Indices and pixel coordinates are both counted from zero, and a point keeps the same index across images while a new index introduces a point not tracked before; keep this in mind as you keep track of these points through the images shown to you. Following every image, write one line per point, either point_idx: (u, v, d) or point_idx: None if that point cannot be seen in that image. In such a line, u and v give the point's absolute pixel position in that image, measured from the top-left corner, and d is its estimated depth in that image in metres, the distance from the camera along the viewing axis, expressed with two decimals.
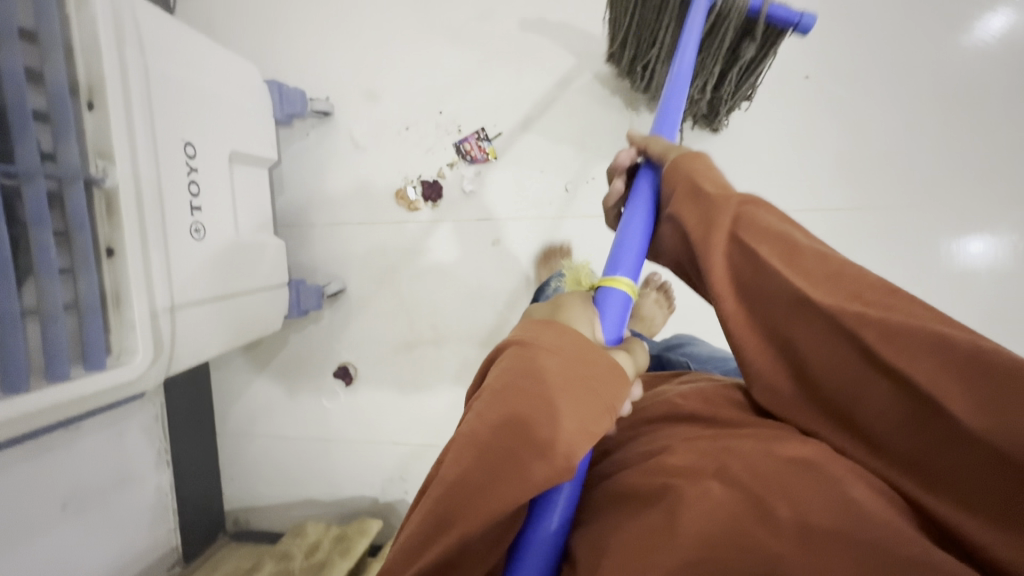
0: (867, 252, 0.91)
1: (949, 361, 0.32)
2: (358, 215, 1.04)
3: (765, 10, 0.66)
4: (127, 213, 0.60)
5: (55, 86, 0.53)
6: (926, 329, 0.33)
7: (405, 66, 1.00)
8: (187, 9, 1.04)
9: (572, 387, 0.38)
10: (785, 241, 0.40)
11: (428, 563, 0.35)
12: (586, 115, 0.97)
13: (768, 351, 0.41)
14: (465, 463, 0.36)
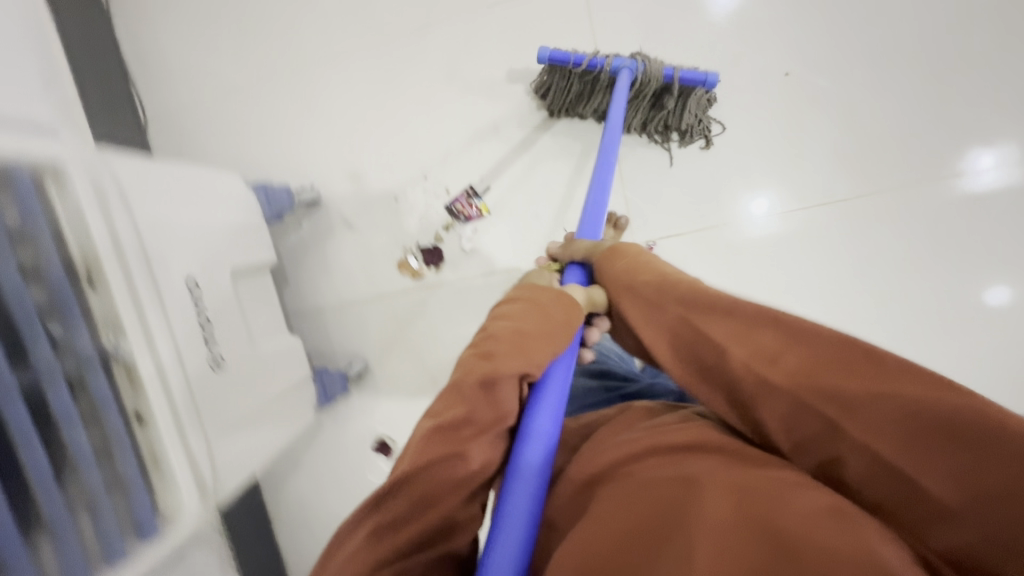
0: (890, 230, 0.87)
1: (918, 428, 0.37)
2: (365, 293, 1.04)
3: (677, 74, 0.82)
4: (147, 378, 0.61)
5: (54, 277, 0.54)
6: (893, 399, 0.38)
7: (382, 139, 1.00)
8: (161, 127, 1.05)
9: (525, 341, 0.51)
10: (750, 318, 0.47)
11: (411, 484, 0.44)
12: (572, 153, 0.96)
13: (738, 410, 0.47)
14: (447, 406, 0.47)
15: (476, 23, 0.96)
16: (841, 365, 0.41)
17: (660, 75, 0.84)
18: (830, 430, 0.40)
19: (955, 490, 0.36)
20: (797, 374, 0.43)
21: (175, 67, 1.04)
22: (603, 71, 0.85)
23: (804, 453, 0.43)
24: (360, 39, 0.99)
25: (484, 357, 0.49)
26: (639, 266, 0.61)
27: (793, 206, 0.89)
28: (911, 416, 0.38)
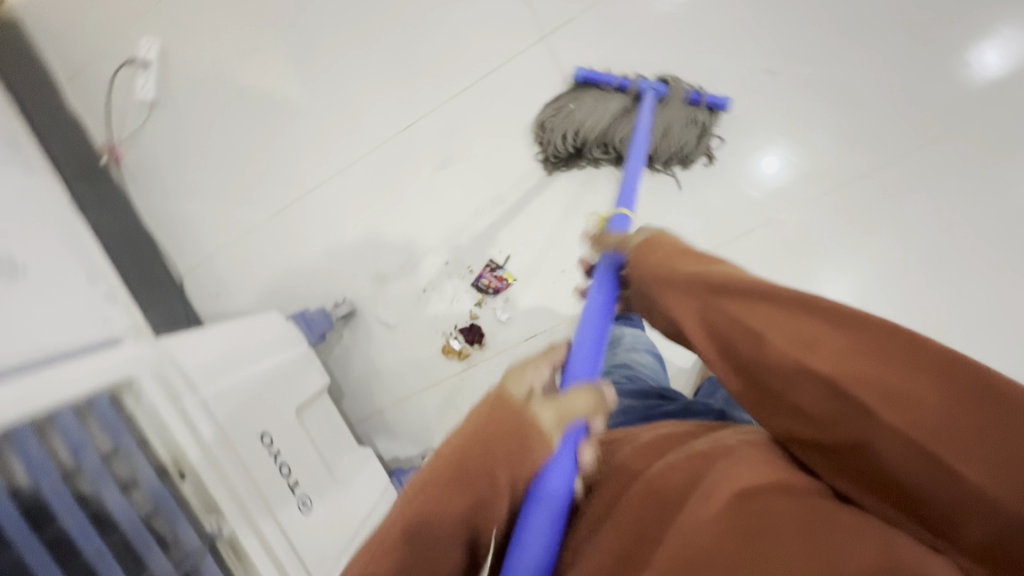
0: (906, 195, 0.89)
1: (958, 409, 0.31)
2: (418, 385, 1.06)
3: (701, 95, 0.92)
4: (251, 546, 0.65)
5: (150, 484, 0.60)
6: (932, 379, 0.32)
7: (397, 238, 1.04)
8: (195, 281, 1.12)
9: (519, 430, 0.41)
10: (767, 296, 0.40)
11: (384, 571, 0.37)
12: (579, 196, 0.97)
13: (756, 398, 0.40)
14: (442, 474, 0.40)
15: (456, 107, 1.00)
16: (872, 351, 0.34)
17: (685, 97, 0.93)
18: (858, 425, 0.34)
19: (1004, 483, 0.30)
20: (826, 359, 0.35)
21: (196, 224, 1.11)
22: (631, 89, 0.93)
23: (830, 442, 0.36)
24: (354, 153, 1.04)
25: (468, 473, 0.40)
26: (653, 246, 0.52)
27: (816, 193, 0.92)
28: (951, 399, 0.31)
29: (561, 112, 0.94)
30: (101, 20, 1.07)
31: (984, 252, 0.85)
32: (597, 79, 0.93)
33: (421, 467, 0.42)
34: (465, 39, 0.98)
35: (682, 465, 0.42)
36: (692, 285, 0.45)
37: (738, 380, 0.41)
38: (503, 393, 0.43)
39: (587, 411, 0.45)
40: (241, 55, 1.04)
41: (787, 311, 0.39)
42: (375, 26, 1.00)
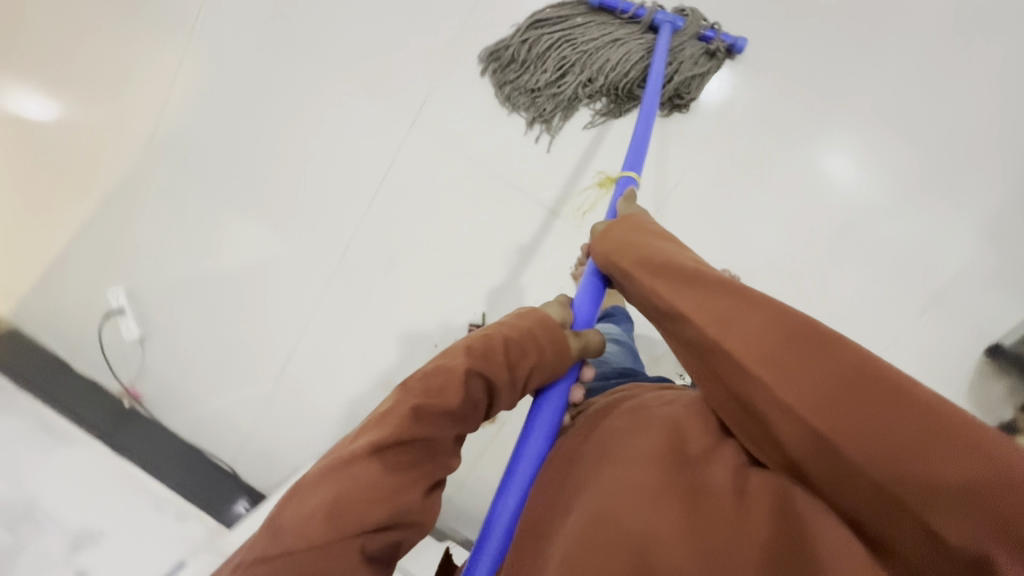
0: (787, 92, 0.95)
1: (836, 389, 0.37)
2: (466, 467, 1.06)
3: (714, 36, 0.94)
4: None
5: None
6: (820, 360, 0.38)
7: (385, 346, 1.09)
8: (245, 467, 1.19)
9: (543, 331, 0.55)
10: (702, 286, 0.45)
11: (435, 408, 0.48)
12: (523, 112, 1.01)
13: (698, 372, 0.47)
14: (490, 339, 0.52)
15: (377, 213, 1.05)
16: (778, 334, 0.40)
17: (701, 35, 0.94)
18: (766, 407, 0.40)
19: (869, 458, 0.35)
20: (741, 339, 0.41)
21: (224, 417, 1.19)
22: (645, 20, 0.95)
23: (749, 415, 0.42)
24: (314, 295, 1.10)
25: (509, 340, 0.53)
26: (631, 224, 0.58)
27: (720, 122, 0.97)
28: (835, 381, 0.37)
29: (554, 30, 0.97)
30: (75, 293, 1.20)
31: (869, 107, 0.93)
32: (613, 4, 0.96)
33: (470, 336, 0.53)
34: (355, 156, 1.05)
35: (644, 422, 0.50)
36: (645, 278, 0.51)
37: (686, 358, 0.48)
38: (543, 311, 0.58)
39: (597, 336, 0.63)
40: (190, 262, 1.14)
41: (715, 297, 0.44)
42: (278, 183, 1.09)
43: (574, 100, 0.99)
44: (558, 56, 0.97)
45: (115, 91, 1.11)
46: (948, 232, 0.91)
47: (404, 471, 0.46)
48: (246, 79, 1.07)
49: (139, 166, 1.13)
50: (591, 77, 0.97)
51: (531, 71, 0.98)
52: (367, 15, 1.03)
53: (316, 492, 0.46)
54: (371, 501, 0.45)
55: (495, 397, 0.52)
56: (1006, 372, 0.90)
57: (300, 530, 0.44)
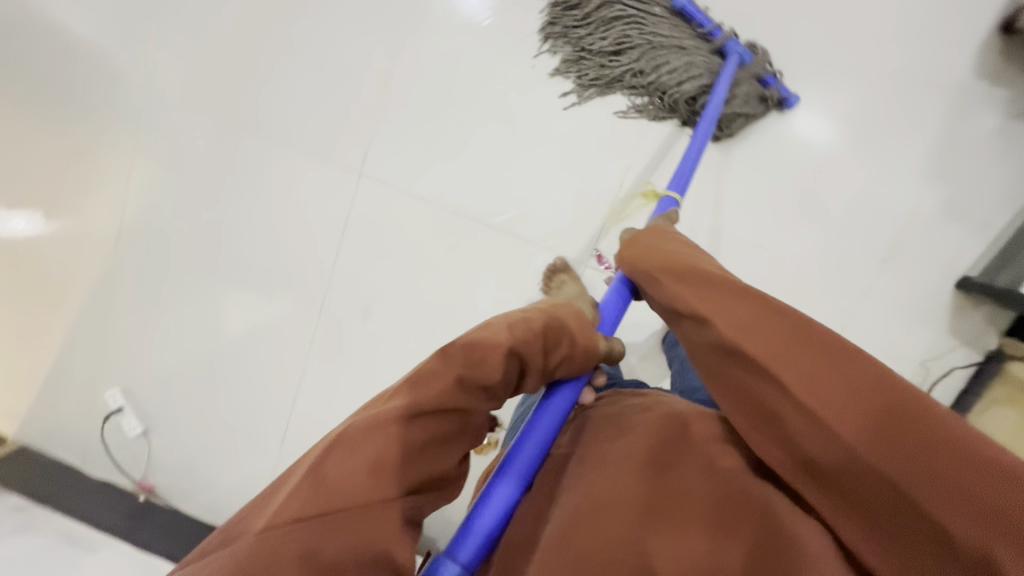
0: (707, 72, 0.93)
1: (852, 393, 0.35)
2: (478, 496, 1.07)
3: (773, 83, 0.89)
4: None
5: None
6: (838, 364, 0.36)
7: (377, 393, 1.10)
8: None
9: (569, 324, 0.58)
10: (721, 291, 0.45)
11: (489, 375, 0.48)
12: (569, 66, 0.96)
13: (710, 377, 0.46)
14: (534, 320, 0.54)
15: (344, 268, 1.07)
16: (796, 337, 0.39)
17: (764, 74, 0.89)
18: (772, 394, 0.39)
19: (888, 460, 0.33)
20: (758, 339, 0.40)
21: (238, 494, 1.20)
22: (715, 40, 0.90)
23: (758, 417, 0.41)
24: (301, 357, 1.12)
25: (547, 325, 0.55)
26: (663, 238, 0.60)
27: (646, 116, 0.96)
28: (853, 384, 0.36)
29: (626, 17, 0.92)
30: (74, 400, 1.23)
31: (798, 70, 0.91)
32: (694, 14, 0.90)
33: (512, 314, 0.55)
34: (312, 217, 1.07)
35: (647, 436, 0.51)
36: (668, 289, 0.51)
37: (701, 365, 0.47)
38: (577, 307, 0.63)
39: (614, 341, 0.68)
40: (179, 348, 1.17)
41: (733, 302, 0.43)
42: (246, 257, 1.11)
43: (615, 82, 0.95)
44: (621, 31, 0.92)
45: (75, 201, 1.14)
46: (902, 176, 0.90)
47: (442, 439, 0.47)
48: (196, 165, 1.10)
49: (112, 267, 1.16)
50: (642, 70, 0.92)
51: (591, 30, 0.93)
52: (293, 79, 1.04)
53: (355, 449, 0.43)
54: (410, 464, 0.44)
55: (524, 376, 0.54)
56: (978, 300, 0.91)
57: (346, 487, 0.42)
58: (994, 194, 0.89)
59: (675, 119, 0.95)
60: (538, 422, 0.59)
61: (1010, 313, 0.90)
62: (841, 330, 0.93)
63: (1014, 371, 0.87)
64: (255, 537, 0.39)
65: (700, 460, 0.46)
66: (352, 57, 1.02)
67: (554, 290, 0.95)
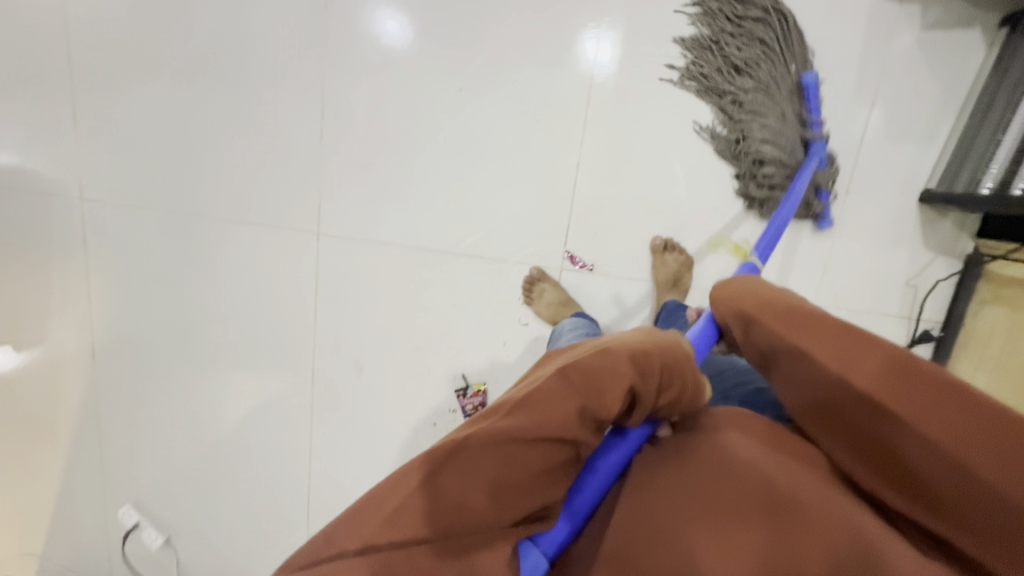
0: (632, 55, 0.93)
1: (944, 407, 0.38)
2: None
3: (822, 196, 0.91)
4: None
5: None
6: (927, 380, 0.39)
7: (390, 444, 1.09)
8: None
9: (685, 349, 0.52)
10: (798, 318, 0.48)
11: (613, 404, 0.44)
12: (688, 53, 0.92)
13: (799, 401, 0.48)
14: (654, 347, 0.49)
15: (327, 330, 1.06)
16: (881, 361, 0.42)
17: (824, 184, 0.90)
18: (864, 416, 0.42)
19: (992, 468, 0.35)
20: (846, 361, 0.43)
21: None
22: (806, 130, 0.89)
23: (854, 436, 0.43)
24: (306, 428, 1.11)
25: (666, 348, 0.50)
26: (750, 280, 0.59)
27: (584, 110, 0.95)
28: (943, 398, 0.38)
29: (761, 67, 0.88)
30: (88, 528, 1.19)
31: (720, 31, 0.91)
32: (814, 95, 0.88)
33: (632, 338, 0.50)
34: (283, 288, 1.05)
35: (714, 454, 0.48)
36: (743, 323, 0.54)
37: (788, 392, 0.49)
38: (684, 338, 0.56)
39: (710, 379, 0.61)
40: (183, 449, 1.15)
41: (813, 328, 0.46)
42: (227, 343, 1.09)
43: (712, 93, 0.92)
44: (754, 56, 0.88)
45: (39, 329, 1.11)
46: (844, 109, 0.91)
47: (550, 471, 0.43)
48: (156, 265, 1.08)
49: (96, 386, 1.13)
50: (742, 105, 0.90)
51: (733, 39, 0.89)
52: (230, 158, 1.02)
53: (472, 470, 0.41)
54: (521, 497, 0.42)
55: (632, 409, 0.48)
56: (944, 210, 0.93)
57: (456, 500, 0.41)
58: (936, 105, 0.90)
59: (732, 168, 0.94)
60: (628, 440, 0.52)
61: (977, 215, 0.92)
62: (821, 271, 0.95)
63: (995, 271, 0.89)
64: (376, 547, 0.40)
65: (756, 472, 0.45)
66: (281, 122, 1.00)
67: (539, 300, 0.98)
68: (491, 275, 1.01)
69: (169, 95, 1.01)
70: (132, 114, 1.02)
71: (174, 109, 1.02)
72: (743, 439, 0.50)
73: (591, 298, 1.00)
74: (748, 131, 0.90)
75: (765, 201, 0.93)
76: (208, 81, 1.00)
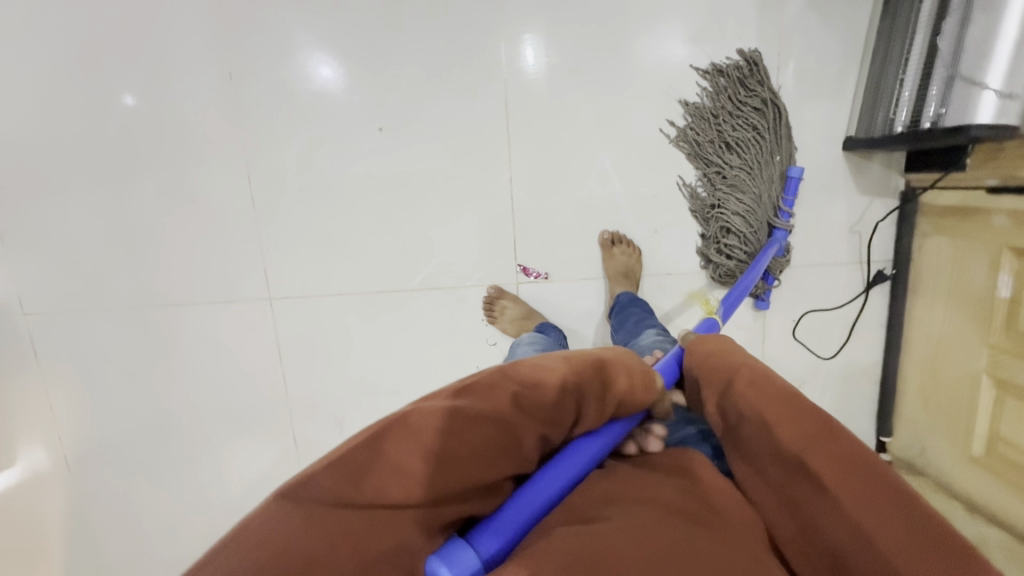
0: (543, 62, 0.94)
1: (886, 502, 0.40)
2: None
3: (771, 281, 0.96)
4: None
5: None
6: (876, 476, 0.41)
7: None
8: None
9: (632, 355, 0.58)
10: (770, 392, 0.51)
11: (552, 391, 0.48)
12: (686, 122, 0.94)
13: (753, 472, 0.50)
14: (599, 354, 0.54)
15: (301, 391, 1.05)
16: (840, 448, 0.44)
17: (777, 268, 0.96)
18: (813, 494, 0.43)
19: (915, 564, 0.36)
20: (806, 441, 0.46)
21: None
22: (773, 216, 0.93)
23: (796, 503, 0.44)
24: None
25: (610, 355, 0.55)
26: (729, 348, 0.62)
27: (508, 125, 0.95)
28: (886, 496, 0.40)
29: (752, 154, 0.92)
30: None
31: (624, 24, 0.92)
32: (792, 188, 0.92)
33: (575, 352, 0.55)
34: (248, 359, 1.04)
35: (673, 492, 0.48)
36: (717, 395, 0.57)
37: (745, 461, 0.51)
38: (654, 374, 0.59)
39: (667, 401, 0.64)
40: (180, 540, 1.12)
41: (784, 405, 0.49)
42: (202, 424, 1.07)
43: (700, 161, 0.95)
44: (745, 137, 0.92)
45: (7, 451, 1.08)
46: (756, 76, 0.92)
47: (494, 453, 0.44)
48: (115, 361, 1.05)
49: (78, 494, 1.10)
50: (725, 177, 0.94)
51: (731, 119, 0.92)
52: (168, 238, 1.01)
53: (417, 436, 0.42)
54: (461, 471, 0.42)
55: (583, 408, 0.51)
56: (870, 154, 0.95)
57: (396, 462, 0.41)
58: (839, 58, 0.92)
59: (701, 228, 0.97)
60: (581, 449, 0.53)
61: (901, 152, 0.95)
62: None
63: (928, 202, 0.92)
64: (309, 497, 0.39)
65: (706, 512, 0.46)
66: (211, 194, 0.99)
67: (502, 317, 0.99)
68: (450, 303, 1.01)
69: (94, 188, 1.00)
70: (61, 215, 1.01)
71: (102, 202, 1.00)
72: (698, 482, 0.50)
73: (552, 305, 1.01)
74: (723, 201, 0.94)
75: (718, 267, 0.97)
76: (130, 168, 0.99)
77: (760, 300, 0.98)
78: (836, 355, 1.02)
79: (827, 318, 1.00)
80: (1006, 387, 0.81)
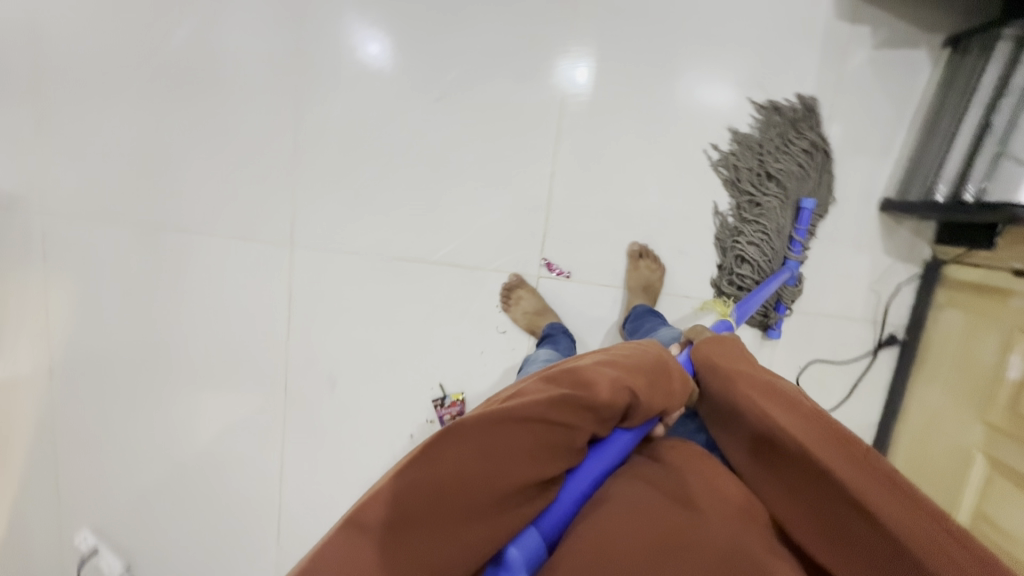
0: (605, 69, 0.95)
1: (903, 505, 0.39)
2: None
3: (781, 312, 0.96)
4: None
5: None
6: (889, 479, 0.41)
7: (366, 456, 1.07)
8: None
9: (662, 356, 0.58)
10: (776, 398, 0.51)
11: (603, 392, 0.49)
12: (731, 147, 0.96)
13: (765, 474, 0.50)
14: (637, 359, 0.55)
15: (301, 343, 1.04)
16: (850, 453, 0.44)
17: (787, 300, 0.96)
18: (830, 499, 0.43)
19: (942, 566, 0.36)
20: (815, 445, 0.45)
21: None
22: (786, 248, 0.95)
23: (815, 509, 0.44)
24: (278, 443, 1.08)
25: (647, 361, 0.56)
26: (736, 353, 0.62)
27: (558, 123, 0.97)
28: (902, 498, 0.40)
29: (785, 188, 0.94)
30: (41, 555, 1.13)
31: (691, 48, 0.94)
32: (803, 219, 0.93)
33: (611, 355, 0.56)
34: (255, 302, 1.03)
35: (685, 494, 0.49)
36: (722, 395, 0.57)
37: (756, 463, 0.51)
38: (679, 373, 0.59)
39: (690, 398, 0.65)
40: (143, 471, 1.10)
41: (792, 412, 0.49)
42: (193, 358, 1.06)
43: (738, 190, 0.96)
44: (784, 171, 0.94)
45: None
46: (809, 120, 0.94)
47: (549, 449, 0.45)
48: (120, 278, 1.04)
49: (51, 406, 1.08)
50: (757, 207, 0.95)
51: (777, 155, 0.94)
52: (201, 168, 1.01)
53: (469, 441, 0.42)
54: (518, 464, 0.43)
55: (630, 410, 0.52)
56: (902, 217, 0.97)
57: (460, 464, 0.41)
58: (891, 121, 0.95)
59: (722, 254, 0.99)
60: (619, 441, 0.53)
61: (931, 223, 0.97)
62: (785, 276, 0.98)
63: (950, 274, 0.94)
64: (368, 523, 0.38)
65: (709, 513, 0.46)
66: (254, 133, 0.99)
67: (516, 307, 0.99)
68: (467, 284, 1.01)
69: (138, 106, 1.00)
70: (99, 125, 1.00)
71: (144, 120, 1.00)
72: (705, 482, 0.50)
73: (565, 305, 1.01)
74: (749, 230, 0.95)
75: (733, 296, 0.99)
76: (179, 92, 0.99)
77: (768, 330, 0.99)
78: (834, 409, 1.03)
79: (831, 369, 1.01)
80: (999, 464, 0.82)
